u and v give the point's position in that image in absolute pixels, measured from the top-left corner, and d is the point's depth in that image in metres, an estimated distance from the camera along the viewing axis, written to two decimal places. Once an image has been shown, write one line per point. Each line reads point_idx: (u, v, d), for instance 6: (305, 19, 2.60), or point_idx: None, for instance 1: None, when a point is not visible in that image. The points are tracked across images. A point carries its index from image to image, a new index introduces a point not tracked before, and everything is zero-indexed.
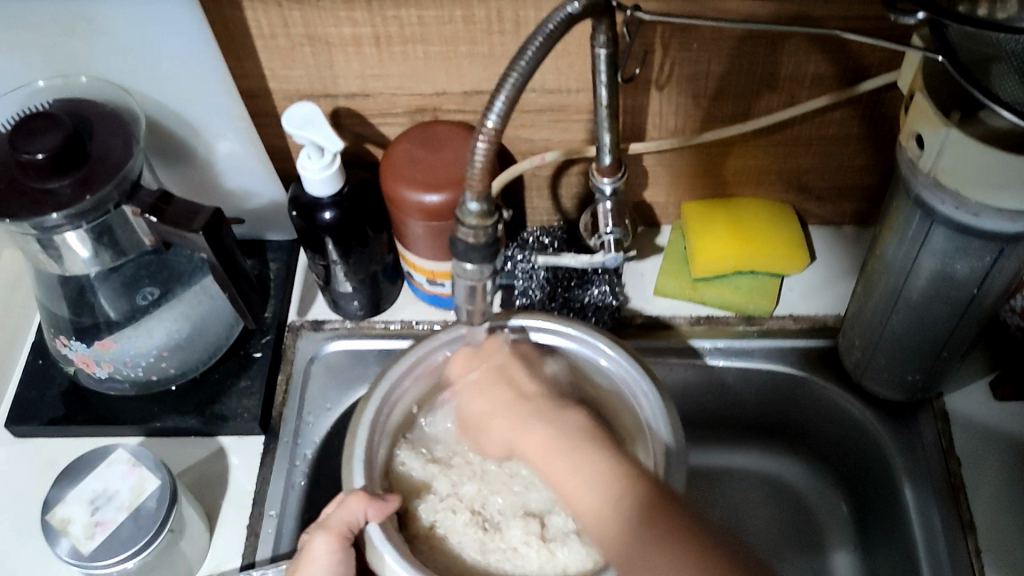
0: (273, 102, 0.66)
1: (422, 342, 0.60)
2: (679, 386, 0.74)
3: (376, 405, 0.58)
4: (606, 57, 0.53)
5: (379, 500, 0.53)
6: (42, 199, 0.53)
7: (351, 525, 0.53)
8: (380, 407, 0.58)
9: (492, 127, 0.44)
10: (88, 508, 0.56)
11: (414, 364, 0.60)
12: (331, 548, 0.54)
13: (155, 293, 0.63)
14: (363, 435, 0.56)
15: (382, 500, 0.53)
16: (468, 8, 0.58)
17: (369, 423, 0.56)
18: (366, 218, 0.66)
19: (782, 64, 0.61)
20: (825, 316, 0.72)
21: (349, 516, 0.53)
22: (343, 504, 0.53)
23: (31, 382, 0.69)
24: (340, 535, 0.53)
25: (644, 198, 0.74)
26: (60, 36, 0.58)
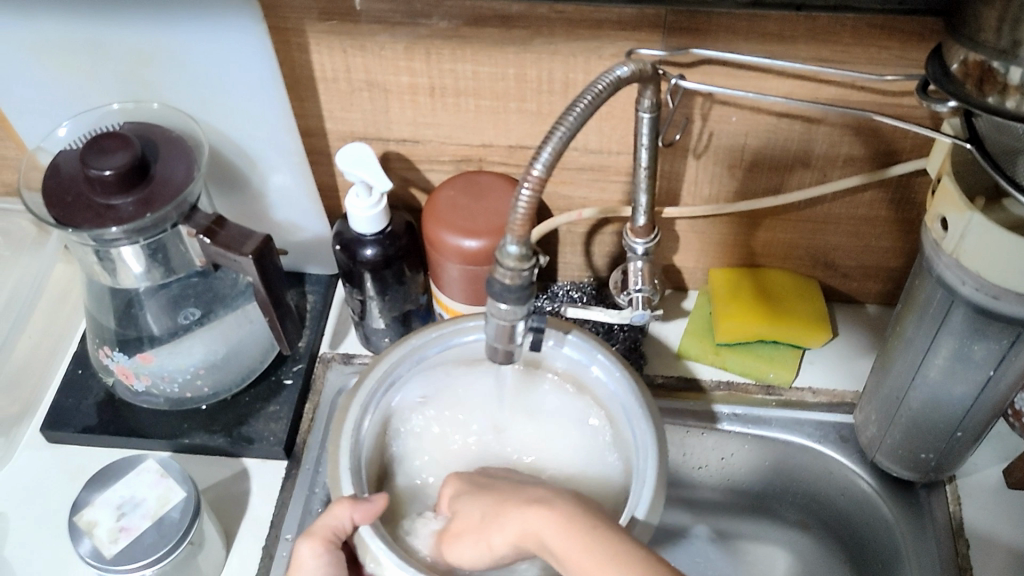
0: (327, 141, 0.69)
1: (395, 349, 0.59)
2: (692, 449, 0.75)
3: (360, 409, 0.57)
4: (649, 121, 0.55)
5: (365, 502, 0.52)
6: (105, 214, 0.56)
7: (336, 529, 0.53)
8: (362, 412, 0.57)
9: (537, 175, 0.46)
10: (115, 513, 0.58)
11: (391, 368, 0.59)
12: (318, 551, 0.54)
13: (196, 314, 0.66)
14: (347, 447, 0.55)
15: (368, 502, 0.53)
16: (521, 67, 0.61)
17: (352, 431, 0.56)
18: (407, 256, 0.69)
19: (817, 143, 0.64)
20: (843, 392, 0.73)
21: (336, 522, 0.52)
22: (330, 510, 0.53)
23: (68, 391, 0.71)
24: (326, 539, 0.54)
25: (673, 261, 0.77)
26: (138, 64, 0.62)
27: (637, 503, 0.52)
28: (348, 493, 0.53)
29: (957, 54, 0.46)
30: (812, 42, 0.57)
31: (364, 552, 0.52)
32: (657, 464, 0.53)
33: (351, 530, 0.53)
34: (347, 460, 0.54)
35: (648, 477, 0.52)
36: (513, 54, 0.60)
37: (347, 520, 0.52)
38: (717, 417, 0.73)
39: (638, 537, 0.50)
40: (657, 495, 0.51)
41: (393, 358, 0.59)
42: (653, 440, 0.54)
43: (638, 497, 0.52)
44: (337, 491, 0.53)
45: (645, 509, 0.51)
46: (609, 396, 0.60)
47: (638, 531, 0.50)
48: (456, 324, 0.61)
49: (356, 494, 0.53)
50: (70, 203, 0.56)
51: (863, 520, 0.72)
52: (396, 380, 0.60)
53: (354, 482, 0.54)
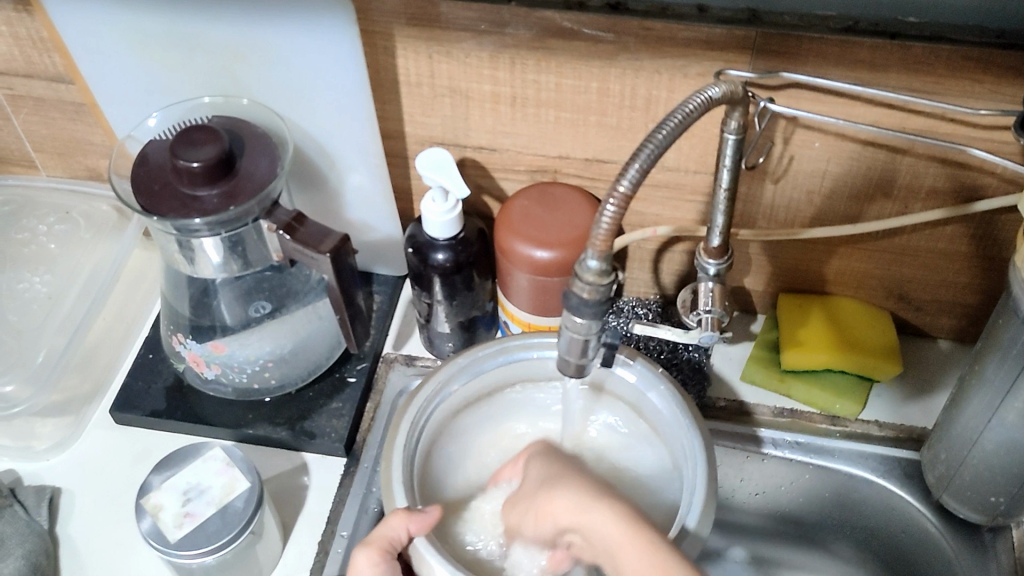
0: (405, 144, 0.70)
1: (445, 366, 0.60)
2: (750, 474, 0.74)
3: (410, 425, 0.57)
4: (733, 143, 0.55)
5: (420, 514, 0.52)
6: (190, 204, 0.57)
7: (392, 541, 0.53)
8: (412, 429, 0.57)
9: (623, 191, 0.46)
10: (181, 498, 0.59)
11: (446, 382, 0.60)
12: (373, 560, 0.54)
13: (268, 307, 0.67)
14: (399, 460, 0.55)
15: (423, 513, 0.53)
16: (605, 81, 0.61)
17: (403, 447, 0.56)
18: (477, 263, 0.70)
19: (901, 173, 0.63)
20: (910, 428, 0.72)
21: (391, 533, 0.52)
22: (384, 521, 0.53)
23: (139, 373, 0.73)
24: (383, 550, 0.53)
25: (743, 284, 0.76)
26: (230, 59, 0.63)
27: (685, 515, 0.52)
28: (401, 506, 0.53)
29: None
30: (905, 72, 0.56)
31: (420, 563, 0.52)
32: (705, 478, 0.53)
33: (405, 542, 0.53)
34: (399, 474, 0.55)
35: (698, 488, 0.53)
36: (598, 69, 0.61)
37: (403, 532, 0.52)
38: (761, 441, 0.72)
39: (686, 552, 0.50)
40: (706, 508, 0.52)
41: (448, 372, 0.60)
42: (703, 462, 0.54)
43: (687, 510, 0.52)
44: (391, 504, 0.54)
45: (690, 524, 0.51)
46: (660, 420, 0.59)
47: (687, 546, 0.50)
48: (503, 343, 0.61)
49: (409, 506, 0.53)
50: (157, 191, 0.58)
51: (922, 558, 0.70)
52: (447, 396, 0.60)
53: (407, 496, 0.54)
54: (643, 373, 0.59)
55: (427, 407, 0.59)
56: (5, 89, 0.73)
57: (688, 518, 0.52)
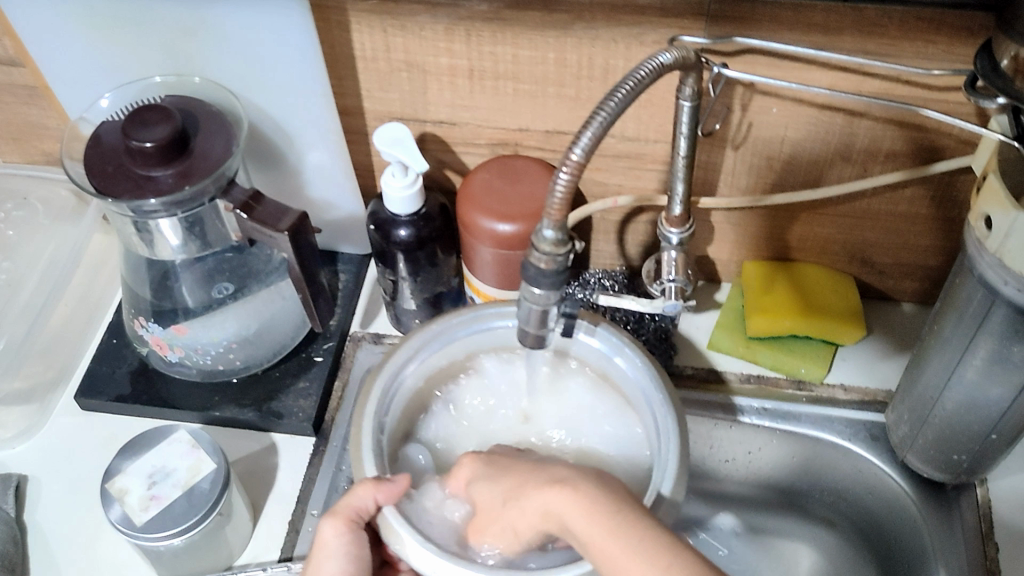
0: (364, 120, 0.69)
1: (417, 333, 0.59)
2: (719, 441, 0.75)
3: (380, 394, 0.57)
4: (689, 110, 0.55)
5: (388, 483, 0.52)
6: (145, 185, 0.57)
7: (357, 510, 0.53)
8: (383, 397, 0.57)
9: (576, 160, 0.46)
10: (146, 481, 0.59)
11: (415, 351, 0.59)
12: (339, 531, 0.54)
13: (230, 289, 0.66)
14: (369, 429, 0.55)
15: (392, 483, 0.53)
16: (562, 51, 0.61)
17: (374, 413, 0.56)
18: (440, 239, 0.69)
19: (859, 137, 0.63)
20: (875, 390, 0.72)
21: (359, 503, 0.52)
22: (351, 491, 0.52)
23: (103, 358, 0.72)
24: (349, 518, 0.53)
25: (707, 252, 0.76)
26: (181, 37, 0.62)
27: (660, 482, 0.52)
28: (371, 475, 0.53)
29: (1006, 49, 0.45)
30: (859, 35, 0.56)
31: (387, 531, 0.52)
32: (678, 449, 0.53)
33: (372, 512, 0.53)
34: (368, 441, 0.55)
35: (672, 456, 0.53)
36: (554, 39, 0.60)
37: (370, 502, 0.52)
38: (739, 411, 0.72)
39: (661, 518, 0.50)
40: (680, 476, 0.51)
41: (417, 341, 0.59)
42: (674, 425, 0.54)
43: (662, 476, 0.52)
44: (361, 472, 0.54)
45: (664, 492, 0.51)
46: (633, 388, 0.59)
47: (661, 512, 0.50)
48: (477, 311, 0.61)
49: (378, 475, 0.53)
50: (110, 173, 0.57)
51: (891, 522, 0.71)
52: (419, 364, 0.60)
53: (376, 464, 0.54)
54: (616, 340, 0.59)
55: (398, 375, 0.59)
56: None
57: (662, 485, 0.51)
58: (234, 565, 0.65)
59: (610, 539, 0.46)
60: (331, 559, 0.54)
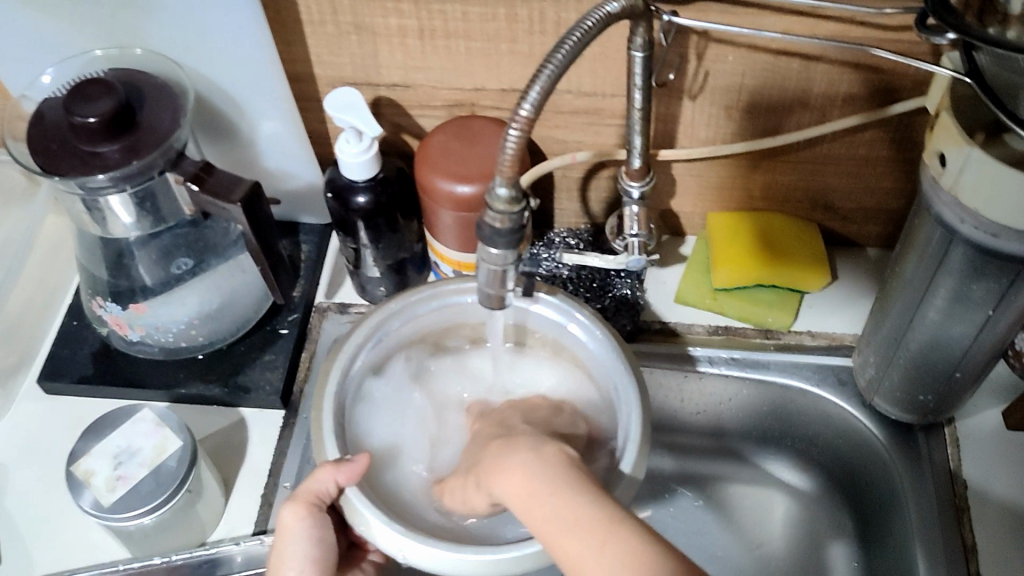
0: (316, 87, 0.68)
1: (375, 312, 0.58)
2: (688, 394, 0.75)
3: (341, 374, 0.55)
4: (641, 60, 0.54)
5: (348, 463, 0.51)
6: (91, 160, 0.56)
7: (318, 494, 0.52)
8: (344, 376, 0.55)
9: (525, 115, 0.45)
10: (112, 462, 0.58)
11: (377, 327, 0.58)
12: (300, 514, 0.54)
13: (189, 263, 0.65)
14: (330, 405, 0.53)
15: (352, 461, 0.52)
16: (512, 7, 0.60)
17: (335, 394, 0.54)
18: (400, 204, 0.69)
19: (816, 81, 0.62)
20: (842, 335, 0.73)
21: (319, 485, 0.51)
22: (313, 475, 0.52)
23: (64, 341, 0.71)
24: (308, 503, 0.54)
25: (671, 206, 0.76)
26: (121, 9, 0.60)
27: (621, 458, 0.51)
28: (332, 456, 0.52)
29: None
30: None
31: (352, 512, 0.51)
32: (640, 423, 0.52)
33: (333, 493, 0.52)
34: (330, 421, 0.53)
35: (633, 430, 0.52)
36: None
37: (331, 484, 0.51)
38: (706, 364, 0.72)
39: (622, 497, 0.49)
40: (641, 450, 0.51)
41: (380, 316, 0.58)
42: (635, 398, 0.53)
43: (623, 452, 0.51)
44: (320, 454, 0.52)
45: (625, 468, 0.50)
46: (593, 359, 0.59)
47: (623, 491, 0.50)
48: (435, 287, 0.60)
49: (340, 456, 0.52)
50: (55, 150, 0.56)
51: (865, 466, 0.71)
52: (380, 339, 0.59)
53: (339, 445, 0.53)
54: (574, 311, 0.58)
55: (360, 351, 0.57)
56: None
57: (624, 461, 0.51)
58: (208, 541, 0.64)
59: (572, 530, 0.44)
60: (294, 543, 0.54)
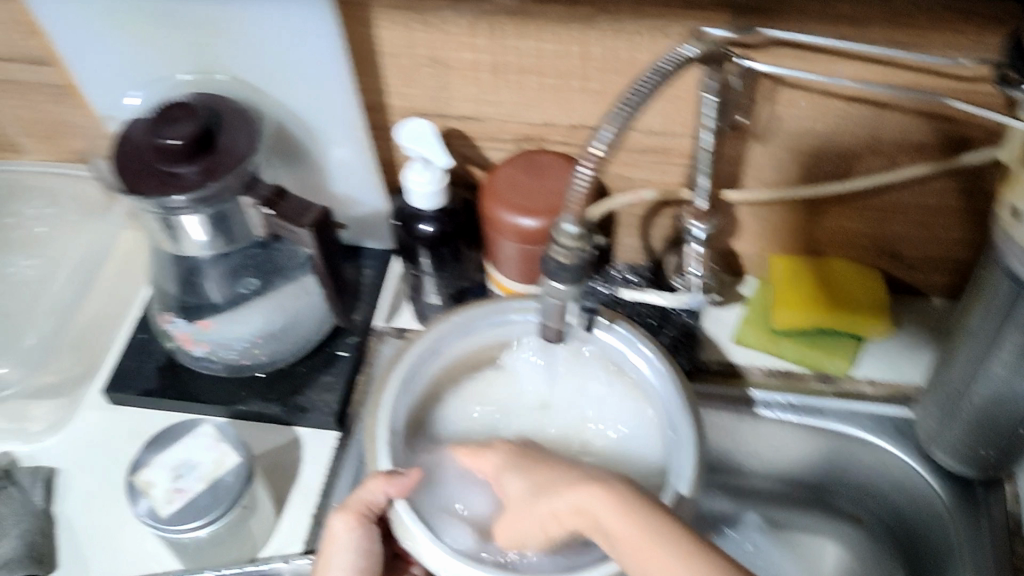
0: (389, 116, 0.69)
1: (437, 326, 0.59)
2: (739, 435, 0.74)
3: (399, 386, 0.56)
4: (714, 102, 0.55)
5: (399, 477, 0.51)
6: (170, 181, 0.57)
7: (369, 504, 0.53)
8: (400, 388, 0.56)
9: (597, 153, 0.46)
10: (172, 475, 0.60)
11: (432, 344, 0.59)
12: (349, 526, 0.55)
13: (255, 284, 0.67)
14: (385, 417, 0.54)
15: (404, 476, 0.52)
16: (585, 45, 0.61)
17: (391, 405, 0.55)
18: (464, 234, 0.70)
19: (886, 129, 0.62)
20: (903, 385, 0.71)
21: (370, 497, 0.52)
22: (363, 486, 0.52)
23: (130, 354, 0.73)
24: (359, 513, 0.54)
25: (733, 247, 0.75)
26: (207, 36, 0.62)
27: (676, 479, 0.52)
28: (383, 468, 0.53)
29: None
30: (885, 26, 0.55)
31: (399, 526, 0.52)
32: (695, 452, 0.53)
33: (383, 504, 0.53)
34: (385, 433, 0.54)
35: (687, 456, 0.53)
36: (578, 32, 0.60)
37: (382, 496, 0.52)
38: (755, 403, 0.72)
39: (681, 514, 0.50)
40: (696, 473, 0.52)
41: (434, 334, 0.59)
42: (689, 427, 0.54)
43: (678, 473, 0.52)
44: (376, 464, 0.53)
45: (682, 494, 0.51)
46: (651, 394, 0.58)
47: (683, 512, 0.50)
48: (499, 305, 0.61)
49: (391, 468, 0.52)
50: (136, 169, 0.58)
51: (922, 517, 0.70)
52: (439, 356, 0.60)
53: (392, 457, 0.53)
54: (638, 343, 0.58)
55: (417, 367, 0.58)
56: None
57: (680, 481, 0.52)
58: (258, 556, 0.65)
59: (654, 537, 0.44)
60: (340, 553, 0.55)
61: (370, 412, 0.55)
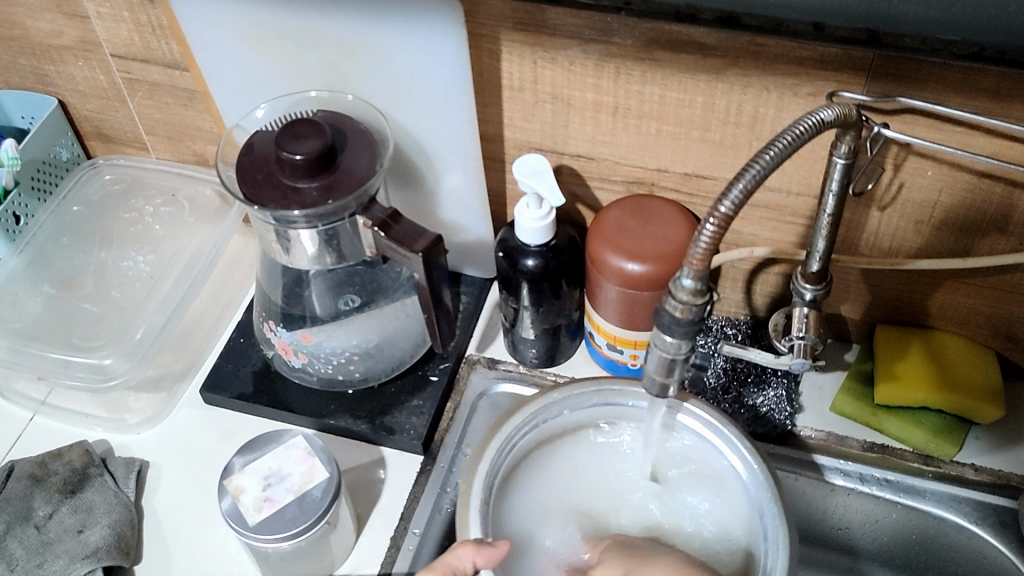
0: (504, 148, 0.70)
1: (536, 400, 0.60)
2: (829, 511, 0.72)
3: (494, 453, 0.58)
4: (842, 167, 0.53)
5: (489, 547, 0.53)
6: (290, 195, 0.58)
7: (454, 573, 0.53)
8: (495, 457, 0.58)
9: (724, 212, 0.45)
10: (262, 483, 0.60)
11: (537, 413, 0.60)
12: None
13: (356, 301, 0.67)
14: (478, 488, 0.56)
15: (492, 547, 0.53)
16: (710, 96, 0.60)
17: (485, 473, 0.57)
18: (567, 272, 0.69)
19: (1018, 208, 0.60)
20: (1008, 473, 0.68)
21: (458, 564, 0.52)
22: (450, 551, 0.53)
23: (228, 356, 0.75)
24: None
25: (839, 311, 0.73)
26: (338, 55, 0.64)
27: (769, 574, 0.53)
28: (472, 538, 0.54)
29: None
30: None
31: None
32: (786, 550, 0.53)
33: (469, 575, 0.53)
34: (477, 501, 0.56)
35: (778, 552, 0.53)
36: (704, 83, 0.59)
37: (469, 565, 0.52)
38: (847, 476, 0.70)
39: None
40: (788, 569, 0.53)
41: (538, 407, 0.60)
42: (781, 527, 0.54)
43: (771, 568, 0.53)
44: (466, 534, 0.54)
45: None
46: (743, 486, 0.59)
47: None
48: (598, 385, 0.61)
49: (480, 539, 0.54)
50: (260, 181, 0.59)
51: None
52: (537, 427, 0.61)
53: (481, 527, 0.55)
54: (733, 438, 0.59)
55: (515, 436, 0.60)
56: (123, 72, 0.76)
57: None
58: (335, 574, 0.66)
59: None
60: None
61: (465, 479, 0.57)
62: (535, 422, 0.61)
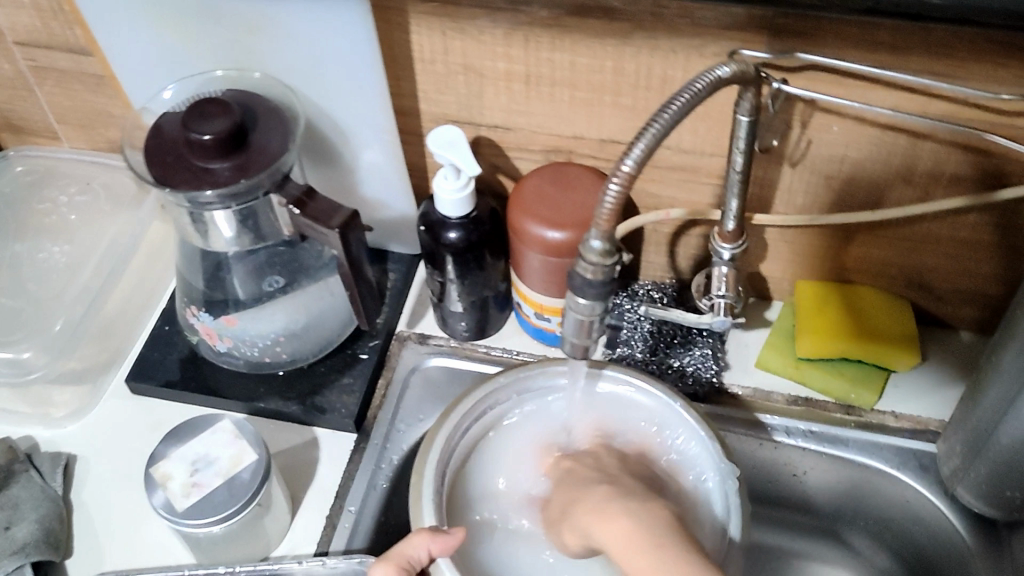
0: (421, 122, 0.70)
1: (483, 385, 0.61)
2: (760, 472, 0.74)
3: (445, 440, 0.59)
4: (746, 124, 0.54)
5: (444, 534, 0.53)
6: (202, 176, 0.58)
7: (411, 560, 0.53)
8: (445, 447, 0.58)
9: (626, 171, 0.45)
10: (190, 469, 0.60)
11: (483, 399, 0.61)
12: None
13: (281, 282, 0.67)
14: (432, 475, 0.56)
15: (448, 533, 0.54)
16: (619, 60, 0.61)
17: (436, 462, 0.57)
18: (490, 242, 0.69)
19: (922, 159, 0.61)
20: (927, 419, 0.70)
21: (413, 552, 0.53)
22: (406, 540, 0.54)
23: (154, 344, 0.74)
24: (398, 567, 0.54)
25: (760, 269, 0.75)
26: (244, 33, 0.63)
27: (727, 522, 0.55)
28: (429, 524, 0.55)
29: None
30: (926, 55, 0.55)
31: None
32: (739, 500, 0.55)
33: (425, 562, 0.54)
34: (430, 490, 0.56)
35: (732, 501, 0.55)
36: (612, 47, 0.60)
37: (424, 552, 0.53)
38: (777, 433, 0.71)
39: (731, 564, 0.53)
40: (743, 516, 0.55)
41: (484, 393, 0.61)
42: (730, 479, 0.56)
43: (727, 516, 0.55)
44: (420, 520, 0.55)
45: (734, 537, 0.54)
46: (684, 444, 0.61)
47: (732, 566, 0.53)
48: (542, 367, 0.62)
49: (437, 526, 0.55)
50: (170, 163, 0.58)
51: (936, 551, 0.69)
52: (482, 413, 0.62)
53: (436, 513, 0.55)
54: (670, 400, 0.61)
55: (460, 424, 0.60)
56: (28, 61, 0.74)
57: (730, 525, 0.55)
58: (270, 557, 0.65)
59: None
60: None
61: (416, 468, 0.57)
62: (481, 406, 0.61)
